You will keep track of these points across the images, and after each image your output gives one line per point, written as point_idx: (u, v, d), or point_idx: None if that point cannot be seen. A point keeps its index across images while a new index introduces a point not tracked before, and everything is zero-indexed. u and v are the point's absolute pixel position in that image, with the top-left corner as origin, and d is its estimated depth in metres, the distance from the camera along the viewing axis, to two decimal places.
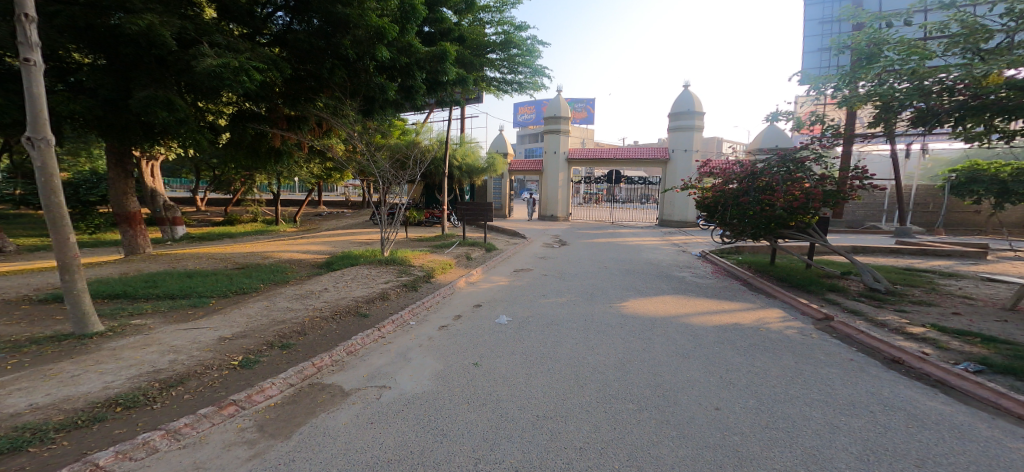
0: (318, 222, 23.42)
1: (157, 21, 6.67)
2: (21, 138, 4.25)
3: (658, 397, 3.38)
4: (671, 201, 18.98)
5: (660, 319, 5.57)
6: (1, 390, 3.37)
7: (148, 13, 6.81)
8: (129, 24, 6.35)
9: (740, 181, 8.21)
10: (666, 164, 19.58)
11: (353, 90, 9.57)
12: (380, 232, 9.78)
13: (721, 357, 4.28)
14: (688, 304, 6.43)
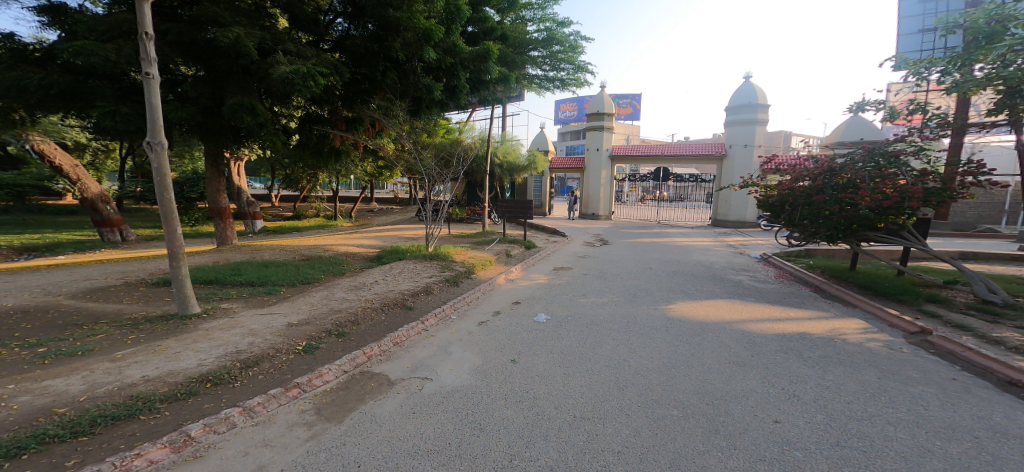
0: (368, 218, 24.44)
1: (244, 34, 7.28)
2: (143, 142, 4.87)
3: (708, 405, 3.25)
4: (727, 199, 18.05)
5: (717, 324, 5.35)
6: (123, 362, 3.90)
7: (235, 26, 7.45)
8: (222, 37, 6.95)
9: (814, 178, 7.54)
10: (722, 161, 18.56)
11: (403, 91, 9.89)
12: (426, 228, 10.06)
13: (787, 367, 4.04)
14: (748, 309, 6.10)
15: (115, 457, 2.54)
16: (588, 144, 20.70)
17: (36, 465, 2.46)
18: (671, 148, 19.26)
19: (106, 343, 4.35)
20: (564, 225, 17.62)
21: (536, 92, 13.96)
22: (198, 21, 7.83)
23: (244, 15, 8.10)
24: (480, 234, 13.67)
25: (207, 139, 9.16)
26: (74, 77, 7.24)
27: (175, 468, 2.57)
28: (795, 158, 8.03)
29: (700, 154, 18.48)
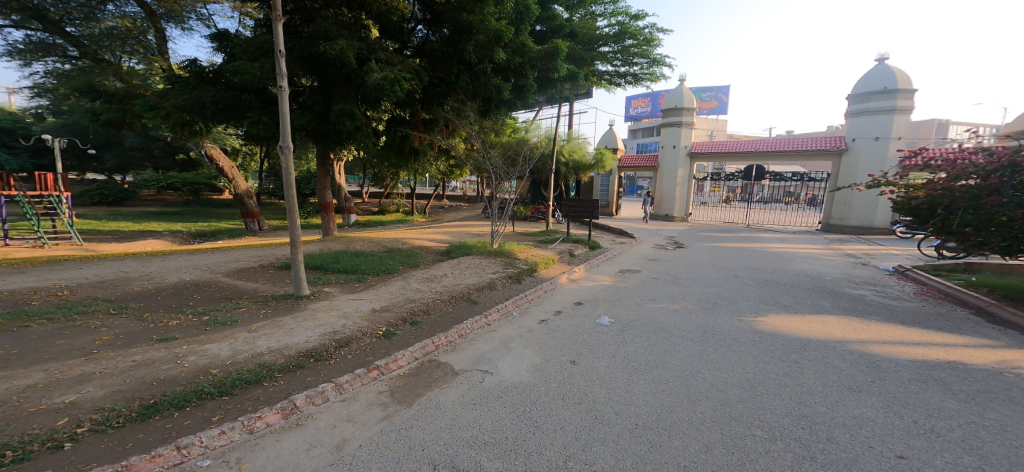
0: (439, 214, 25.57)
1: (346, 46, 8.05)
2: (276, 147, 5.78)
3: (806, 429, 2.95)
4: (847, 200, 15.92)
5: (831, 343, 4.75)
6: (256, 332, 4.54)
7: (340, 39, 8.25)
8: (329, 50, 7.77)
9: (986, 174, 6.39)
10: (843, 156, 16.24)
11: (474, 92, 10.22)
12: (491, 225, 10.27)
13: (925, 398, 3.47)
14: (860, 327, 5.38)
15: (241, 418, 2.95)
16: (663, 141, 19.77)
17: (193, 417, 2.98)
18: (771, 143, 17.40)
19: (243, 315, 5.11)
20: (634, 227, 16.98)
21: (606, 89, 13.66)
22: (312, 36, 8.73)
23: (346, 28, 8.87)
24: (544, 233, 13.67)
25: (318, 142, 10.17)
26: (233, 94, 8.62)
27: (281, 432, 2.92)
28: (954, 152, 6.98)
29: (810, 149, 16.42)
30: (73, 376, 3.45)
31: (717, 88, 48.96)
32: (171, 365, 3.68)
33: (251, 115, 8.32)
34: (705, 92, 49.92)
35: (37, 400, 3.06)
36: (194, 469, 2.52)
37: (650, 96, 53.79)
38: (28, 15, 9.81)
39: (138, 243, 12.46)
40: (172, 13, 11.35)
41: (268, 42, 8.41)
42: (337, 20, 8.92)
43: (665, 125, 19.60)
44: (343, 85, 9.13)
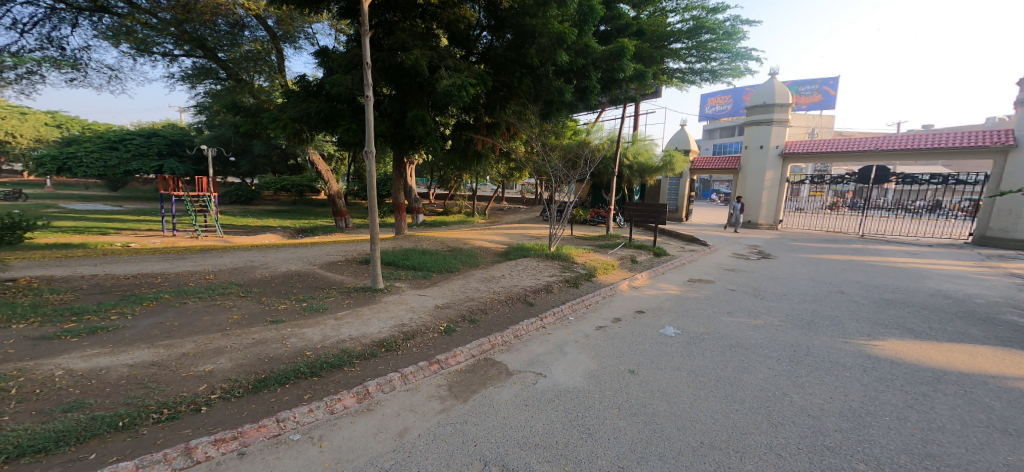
0: (499, 216, 26.06)
1: (420, 55, 8.51)
2: (362, 150, 6.26)
3: (929, 469, 2.56)
4: (1014, 209, 13.29)
5: (987, 380, 3.92)
6: (339, 320, 4.94)
7: (415, 49, 8.72)
8: (405, 60, 8.30)
9: None
10: (1010, 153, 13.44)
11: (536, 96, 10.28)
12: (548, 228, 10.24)
13: None
14: (996, 356, 4.55)
15: (324, 399, 3.22)
16: (746, 141, 18.40)
17: (291, 393, 3.33)
18: (897, 140, 15.06)
19: (331, 303, 5.62)
20: (706, 234, 15.97)
21: (677, 87, 13.05)
22: (392, 47, 9.30)
23: (420, 38, 9.30)
24: (604, 237, 13.36)
25: (394, 147, 10.85)
26: (331, 104, 9.49)
27: (355, 415, 3.13)
28: None
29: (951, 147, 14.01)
30: (208, 348, 4.02)
31: (821, 80, 44.12)
32: (278, 345, 4.14)
33: (345, 123, 9.12)
34: (806, 86, 45.28)
35: (181, 368, 3.61)
36: (288, 442, 2.78)
37: (731, 94, 50.32)
38: (195, 44, 11.53)
39: (247, 237, 14.24)
40: (286, 34, 13.06)
41: (358, 55, 9.14)
42: (413, 31, 9.36)
43: (751, 124, 18.18)
44: (416, 93, 9.63)
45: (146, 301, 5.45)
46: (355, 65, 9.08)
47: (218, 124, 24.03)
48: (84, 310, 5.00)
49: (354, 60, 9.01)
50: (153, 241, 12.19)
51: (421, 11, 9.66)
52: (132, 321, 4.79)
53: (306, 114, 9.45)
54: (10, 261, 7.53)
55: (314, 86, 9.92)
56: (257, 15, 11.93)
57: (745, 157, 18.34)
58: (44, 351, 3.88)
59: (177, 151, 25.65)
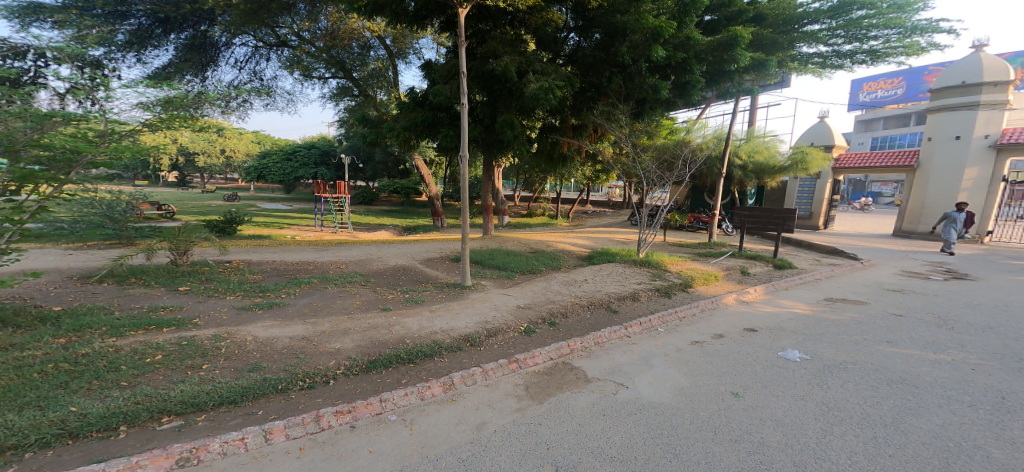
0: (582, 219, 25.64)
1: (510, 62, 8.84)
2: (457, 155, 6.60)
3: None
4: None
5: None
6: (434, 313, 5.30)
7: (506, 56, 9.06)
8: (497, 67, 8.71)
9: None
10: None
11: (628, 95, 9.99)
12: (638, 233, 9.72)
13: None
14: None
15: (416, 386, 3.48)
16: (931, 132, 15.11)
17: (393, 377, 3.67)
18: None
19: (428, 296, 6.09)
20: (843, 244, 13.70)
21: (816, 76, 11.42)
22: (484, 56, 9.73)
23: (510, 45, 9.59)
24: (704, 245, 12.29)
25: (483, 151, 11.35)
26: (433, 113, 10.34)
27: (441, 404, 3.33)
28: None
29: None
30: (337, 328, 4.63)
31: None
32: (385, 331, 4.60)
33: (443, 130, 9.85)
34: None
35: (318, 343, 4.21)
36: (386, 421, 3.06)
37: (902, 75, 42.24)
38: (335, 65, 13.40)
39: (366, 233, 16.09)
40: (400, 52, 14.34)
41: (455, 65, 9.79)
42: (503, 38, 9.63)
43: (938, 109, 14.87)
44: (505, 99, 9.89)
45: (302, 284, 6.49)
46: (453, 74, 9.76)
47: (350, 135, 27.92)
48: (265, 288, 6.16)
49: (452, 70, 9.66)
50: (308, 234, 14.66)
51: (510, 18, 9.94)
52: (294, 299, 5.78)
53: (414, 123, 10.33)
54: (228, 246, 9.71)
55: (420, 96, 10.80)
56: (380, 37, 13.32)
57: (930, 150, 15.05)
58: (238, 319, 4.90)
59: (326, 160, 29.85)
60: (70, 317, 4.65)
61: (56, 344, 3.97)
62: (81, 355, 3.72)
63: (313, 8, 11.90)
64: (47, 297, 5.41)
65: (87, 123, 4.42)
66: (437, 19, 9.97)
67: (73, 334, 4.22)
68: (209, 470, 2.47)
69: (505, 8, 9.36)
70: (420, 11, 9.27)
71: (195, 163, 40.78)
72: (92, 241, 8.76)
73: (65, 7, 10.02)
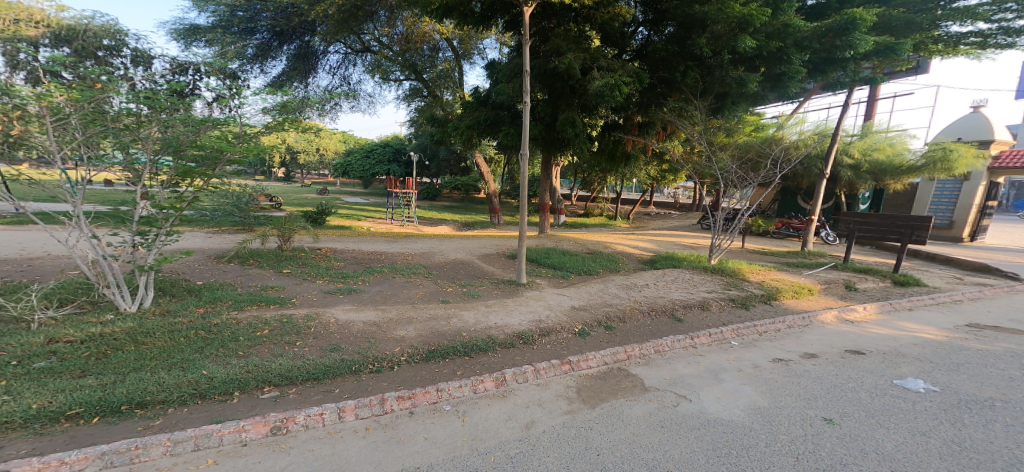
0: (646, 220, 24.49)
1: (574, 59, 8.71)
2: (517, 153, 6.63)
3: None
4: None
5: None
6: (492, 308, 5.41)
7: (569, 53, 8.94)
8: (559, 65, 8.62)
9: None
10: None
11: (705, 89, 9.38)
12: (710, 238, 8.97)
13: None
14: None
15: (469, 379, 3.59)
16: None
17: (449, 368, 3.83)
18: None
19: (484, 291, 6.24)
20: (987, 260, 11.45)
21: (972, 58, 9.60)
22: (547, 53, 9.68)
23: (573, 41, 9.44)
24: (794, 254, 11.03)
25: (544, 150, 11.28)
26: (496, 112, 10.50)
27: (492, 398, 3.40)
28: None
29: None
30: (403, 317, 4.93)
31: None
32: (444, 323, 4.79)
33: (505, 128, 9.99)
34: None
35: (386, 329, 4.52)
36: (440, 410, 3.20)
37: None
38: (406, 67, 14.23)
39: (431, 227, 16.87)
40: (466, 53, 14.78)
41: (519, 64, 9.86)
42: (567, 35, 9.52)
43: None
44: (568, 96, 9.78)
45: (375, 272, 7.00)
46: (517, 73, 9.86)
47: (421, 133, 29.43)
48: (345, 275, 6.74)
49: (515, 69, 9.76)
50: (381, 226, 15.77)
51: (574, 15, 9.83)
52: (368, 286, 6.27)
53: (477, 122, 10.60)
54: (319, 235, 10.79)
55: (483, 95, 11.01)
56: (447, 39, 13.83)
57: None
58: (323, 301, 5.44)
59: (398, 158, 31.83)
60: (208, 290, 5.52)
61: (197, 313, 4.74)
62: (214, 324, 4.39)
63: (391, 14, 12.76)
64: (193, 273, 6.48)
65: (228, 126, 5.04)
66: (502, 18, 10.15)
67: (209, 305, 5.00)
68: (294, 440, 2.76)
69: (571, 4, 9.28)
70: (486, 12, 9.50)
71: (296, 159, 46.05)
72: (225, 226, 10.28)
73: (213, 27, 12.05)
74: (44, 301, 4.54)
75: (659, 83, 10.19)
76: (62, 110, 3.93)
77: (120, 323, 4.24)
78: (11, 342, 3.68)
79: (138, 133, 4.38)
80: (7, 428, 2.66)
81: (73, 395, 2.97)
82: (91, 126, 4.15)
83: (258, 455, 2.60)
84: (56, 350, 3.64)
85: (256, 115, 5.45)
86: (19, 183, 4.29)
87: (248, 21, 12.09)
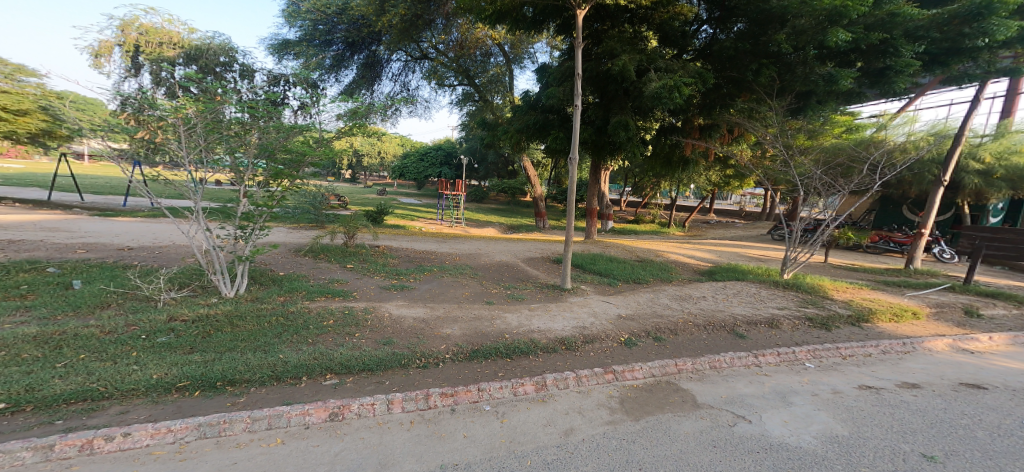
0: (703, 229, 23.14)
1: (628, 60, 8.47)
2: (566, 157, 6.51)
3: None
4: None
5: None
6: (540, 312, 5.40)
7: (624, 54, 8.70)
8: (612, 67, 8.43)
9: None
10: None
11: (781, 88, 8.79)
12: (785, 250, 8.23)
13: None
14: None
15: (510, 380, 3.60)
16: None
17: (491, 369, 3.87)
18: None
19: (528, 294, 6.25)
20: None
21: None
22: (600, 56, 9.51)
23: (628, 43, 9.21)
24: (897, 273, 9.87)
25: (593, 155, 11.03)
26: (545, 115, 10.46)
27: (532, 402, 3.38)
28: None
29: None
30: (449, 315, 5.08)
31: None
32: (487, 323, 4.87)
33: (554, 132, 9.91)
34: None
35: (433, 327, 4.67)
36: (479, 409, 3.24)
37: None
38: (459, 73, 14.62)
39: (478, 229, 17.16)
40: (516, 57, 14.95)
41: (571, 67, 9.76)
42: (621, 37, 9.32)
43: None
44: (622, 99, 9.53)
45: (425, 271, 7.27)
46: (568, 76, 9.77)
47: (471, 137, 30.01)
48: (399, 272, 7.06)
49: (566, 72, 9.67)
50: (432, 227, 16.37)
51: (629, 15, 9.58)
52: (418, 283, 6.53)
53: (526, 125, 10.62)
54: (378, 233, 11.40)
55: (533, 99, 11.05)
56: (499, 44, 14.04)
57: None
58: (378, 296, 5.75)
59: (450, 161, 32.80)
60: (287, 280, 6.05)
61: (278, 300, 5.23)
62: (291, 312, 4.80)
63: (447, 22, 13.19)
64: (276, 264, 7.13)
65: (309, 132, 5.53)
66: (554, 22, 10.18)
67: (288, 294, 5.49)
68: (347, 427, 2.93)
69: (626, 5, 9.06)
70: (538, 17, 9.55)
71: (361, 161, 49.09)
72: (301, 222, 11.22)
73: (300, 41, 13.30)
74: (166, 284, 5.26)
75: (725, 83, 9.59)
76: (192, 120, 4.58)
77: (220, 306, 4.79)
78: (142, 319, 4.30)
79: (243, 139, 4.94)
80: (134, 394, 3.10)
81: (183, 368, 3.40)
82: (211, 134, 4.78)
83: (317, 438, 2.79)
84: (173, 328, 4.18)
85: (331, 121, 5.88)
86: (156, 183, 4.92)
87: (326, 34, 13.16)
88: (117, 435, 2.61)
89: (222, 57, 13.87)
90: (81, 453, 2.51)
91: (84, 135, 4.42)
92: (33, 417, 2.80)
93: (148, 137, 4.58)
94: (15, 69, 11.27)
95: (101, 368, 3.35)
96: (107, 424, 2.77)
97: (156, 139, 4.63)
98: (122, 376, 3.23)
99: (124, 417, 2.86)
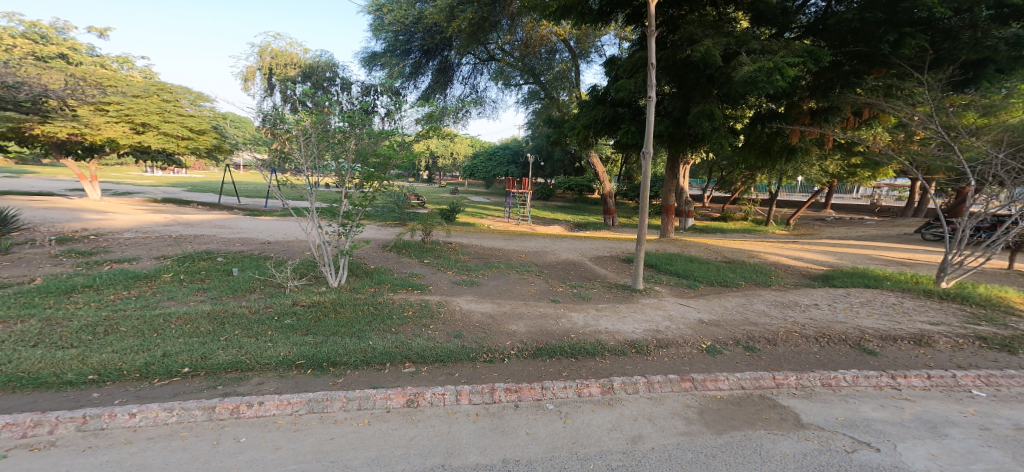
0: (817, 228, 20.47)
1: (712, 45, 7.89)
2: (641, 152, 6.19)
3: None
4: None
5: None
6: (617, 314, 5.23)
7: (707, 40, 8.14)
8: (694, 54, 7.90)
9: None
10: None
11: (937, 59, 7.62)
12: (946, 253, 6.98)
13: None
14: None
15: (575, 381, 3.55)
16: None
17: (555, 367, 3.86)
18: None
19: (595, 294, 6.12)
20: None
21: None
22: (677, 43, 8.96)
23: (711, 27, 8.60)
24: None
25: (671, 149, 10.38)
26: (614, 109, 10.15)
27: (597, 405, 3.29)
28: None
29: None
30: (515, 311, 5.15)
31: None
32: (554, 321, 4.86)
33: (624, 126, 9.57)
34: None
35: (499, 323, 4.76)
36: (543, 408, 3.23)
37: None
38: (524, 71, 14.73)
39: (544, 227, 17.21)
40: (583, 52, 14.62)
41: (642, 57, 9.33)
42: (702, 21, 8.75)
43: None
44: (705, 86, 8.91)
45: (494, 268, 7.43)
46: (639, 67, 9.34)
47: (535, 136, 29.85)
48: (475, 268, 7.29)
49: (637, 63, 9.24)
50: (500, 224, 16.75)
51: None
52: (486, 280, 6.69)
53: (594, 121, 10.37)
54: (449, 230, 11.92)
55: (601, 93, 10.74)
56: (564, 39, 13.92)
57: None
58: (451, 290, 6.02)
59: (516, 160, 33.15)
60: (376, 273, 6.57)
61: (370, 291, 5.71)
62: (380, 302, 5.22)
63: (512, 22, 13.28)
64: (369, 258, 7.80)
65: (392, 137, 5.93)
66: (623, 12, 9.71)
67: (377, 286, 5.96)
68: (421, 414, 3.11)
69: None
70: (604, 8, 9.29)
71: (438, 162, 51.60)
72: (387, 220, 12.11)
73: (387, 52, 14.43)
74: (292, 273, 6.03)
75: (846, 61, 8.58)
76: (307, 130, 5.19)
77: (328, 294, 5.37)
78: (274, 302, 4.97)
79: (343, 146, 5.42)
80: (267, 367, 3.58)
81: (300, 349, 3.87)
82: (321, 142, 5.36)
83: (394, 422, 2.99)
84: (295, 311, 4.78)
85: (411, 125, 6.29)
86: (286, 187, 5.56)
87: (405, 44, 14.08)
88: (254, 403, 3.03)
89: (327, 73, 15.42)
90: (231, 416, 2.95)
91: (239, 149, 5.18)
92: (205, 380, 3.36)
93: (278, 147, 5.31)
94: (197, 97, 15.15)
95: (248, 343, 3.95)
96: (250, 392, 3.22)
97: (285, 148, 5.32)
98: (258, 352, 3.76)
99: (260, 387, 3.31)
